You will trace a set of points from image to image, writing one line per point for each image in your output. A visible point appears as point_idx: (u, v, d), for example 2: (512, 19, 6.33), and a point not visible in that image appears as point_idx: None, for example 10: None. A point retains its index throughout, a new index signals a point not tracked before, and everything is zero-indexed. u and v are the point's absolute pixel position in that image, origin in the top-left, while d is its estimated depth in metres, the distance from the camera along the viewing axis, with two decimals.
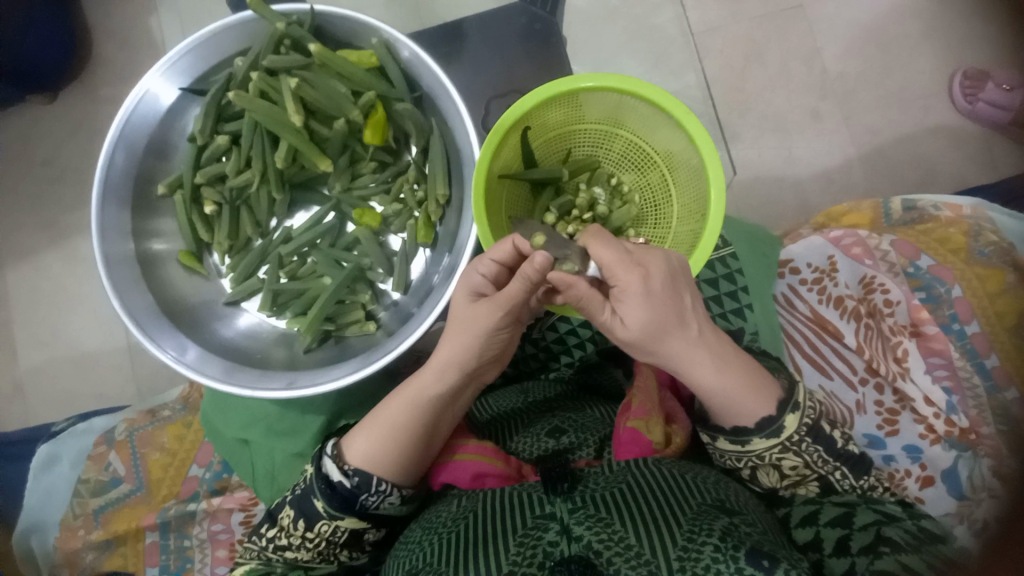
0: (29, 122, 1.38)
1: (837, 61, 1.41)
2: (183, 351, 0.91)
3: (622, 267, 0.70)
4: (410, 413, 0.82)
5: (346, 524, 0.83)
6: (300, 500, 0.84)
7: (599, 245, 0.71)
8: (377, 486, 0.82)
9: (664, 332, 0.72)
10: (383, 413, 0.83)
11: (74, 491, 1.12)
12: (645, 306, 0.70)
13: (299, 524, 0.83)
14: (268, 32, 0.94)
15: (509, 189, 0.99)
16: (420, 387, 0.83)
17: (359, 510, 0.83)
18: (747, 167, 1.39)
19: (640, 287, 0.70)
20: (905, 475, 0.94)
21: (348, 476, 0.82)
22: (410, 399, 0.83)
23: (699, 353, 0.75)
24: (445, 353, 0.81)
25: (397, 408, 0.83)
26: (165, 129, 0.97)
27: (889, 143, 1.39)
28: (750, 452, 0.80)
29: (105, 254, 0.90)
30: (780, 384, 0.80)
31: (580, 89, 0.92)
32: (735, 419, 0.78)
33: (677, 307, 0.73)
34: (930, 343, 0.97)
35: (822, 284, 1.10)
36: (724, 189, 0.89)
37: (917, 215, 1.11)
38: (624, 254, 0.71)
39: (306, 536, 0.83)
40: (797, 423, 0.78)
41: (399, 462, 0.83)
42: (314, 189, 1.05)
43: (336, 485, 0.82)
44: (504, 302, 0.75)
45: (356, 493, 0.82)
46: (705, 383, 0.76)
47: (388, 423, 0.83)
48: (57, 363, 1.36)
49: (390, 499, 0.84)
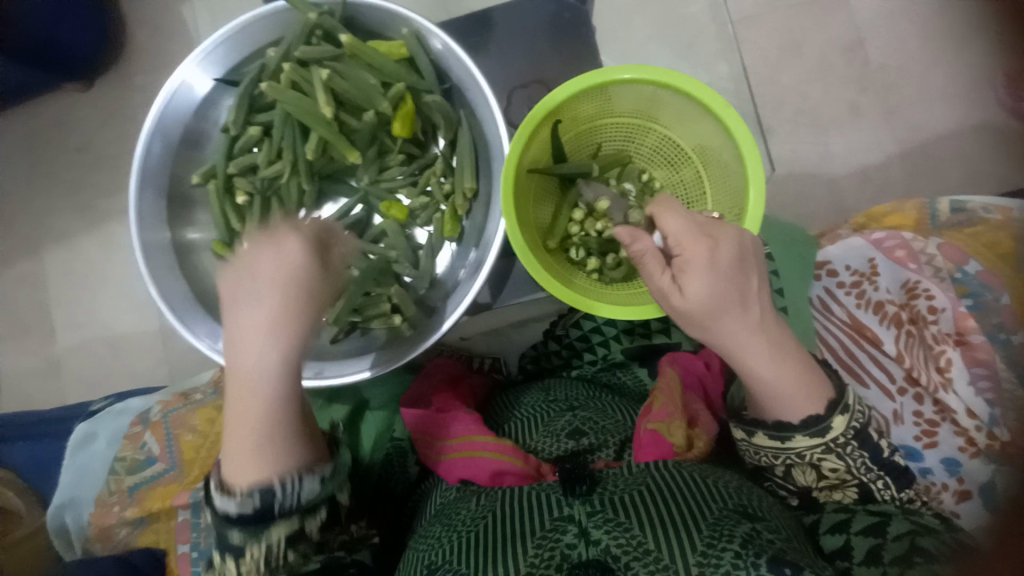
0: (67, 110, 1.42)
1: (881, 52, 1.34)
2: (216, 338, 0.94)
3: (691, 237, 0.73)
4: (259, 415, 0.76)
5: (274, 536, 0.78)
6: (223, 543, 0.80)
7: (670, 217, 0.76)
8: (284, 485, 0.77)
9: (721, 312, 0.72)
10: (239, 417, 0.77)
11: (112, 468, 1.16)
12: (710, 280, 0.71)
13: (233, 560, 0.79)
14: (301, 23, 0.95)
15: (538, 184, 0.97)
16: (253, 387, 0.76)
17: (276, 515, 0.77)
18: (782, 163, 1.33)
19: (706, 259, 0.72)
20: (941, 488, 0.91)
21: (245, 500, 0.76)
22: (261, 397, 0.76)
23: (753, 338, 0.73)
24: (256, 345, 0.75)
25: (247, 413, 0.76)
26: (199, 120, 0.99)
27: (936, 140, 1.32)
28: (790, 450, 0.77)
29: (143, 243, 0.92)
30: (833, 385, 0.77)
31: (615, 81, 0.89)
32: (781, 412, 0.76)
33: (741, 288, 0.73)
34: (974, 353, 0.91)
35: (861, 288, 1.07)
36: (762, 189, 0.86)
37: (967, 218, 1.05)
38: (692, 227, 0.75)
39: (241, 571, 0.79)
40: (847, 425, 0.75)
41: (295, 453, 0.79)
42: (343, 180, 1.05)
43: (237, 514, 0.76)
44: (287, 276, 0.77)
45: (266, 509, 0.77)
46: (753, 369, 0.75)
47: (250, 429, 0.76)
48: (93, 343, 1.41)
49: (303, 480, 0.78)
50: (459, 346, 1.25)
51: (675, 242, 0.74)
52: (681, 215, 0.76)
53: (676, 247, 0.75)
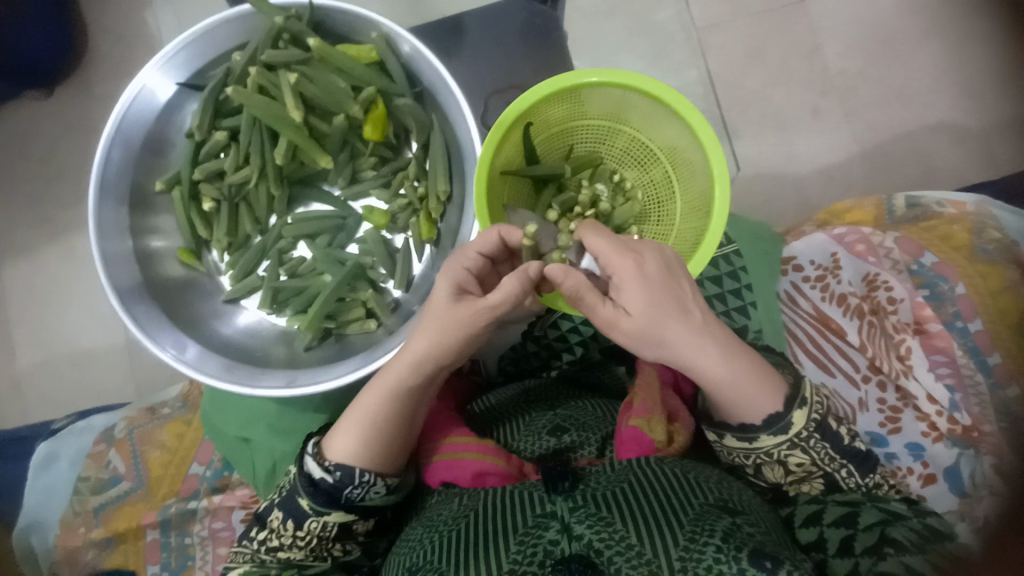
0: (21, 118, 1.36)
1: (840, 56, 1.40)
2: (183, 349, 0.91)
3: (616, 254, 0.72)
4: (383, 402, 0.81)
5: (334, 519, 0.82)
6: (287, 499, 0.82)
7: (595, 238, 0.74)
8: (360, 478, 0.80)
9: (665, 317, 0.71)
10: (364, 404, 0.82)
11: (74, 489, 1.11)
12: (645, 291, 0.71)
13: (289, 524, 0.82)
14: (266, 27, 0.93)
15: (511, 186, 0.99)
16: (393, 385, 0.81)
17: (345, 503, 0.81)
18: (749, 164, 1.38)
19: (638, 271, 0.71)
20: (907, 472, 0.95)
21: (329, 472, 0.80)
22: (390, 396, 0.81)
23: (699, 343, 0.73)
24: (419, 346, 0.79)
25: (379, 395, 0.81)
26: (162, 126, 0.96)
27: (892, 140, 1.38)
28: (758, 450, 0.80)
29: (103, 251, 0.89)
30: (787, 380, 0.79)
31: (583, 84, 0.91)
32: (745, 416, 0.77)
33: (676, 294, 0.72)
34: (934, 341, 0.97)
35: (825, 282, 1.09)
36: (728, 186, 0.88)
37: (921, 213, 1.11)
38: (615, 243, 0.73)
39: (297, 535, 0.82)
40: (806, 420, 0.77)
41: (384, 452, 0.82)
42: (313, 185, 1.04)
43: (319, 482, 0.80)
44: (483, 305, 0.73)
45: (341, 486, 0.80)
46: (704, 374, 0.75)
47: (367, 414, 0.81)
48: (56, 358, 1.35)
49: (376, 489, 0.82)
50: None
51: (605, 265, 0.73)
52: (604, 233, 0.75)
53: (607, 269, 0.73)
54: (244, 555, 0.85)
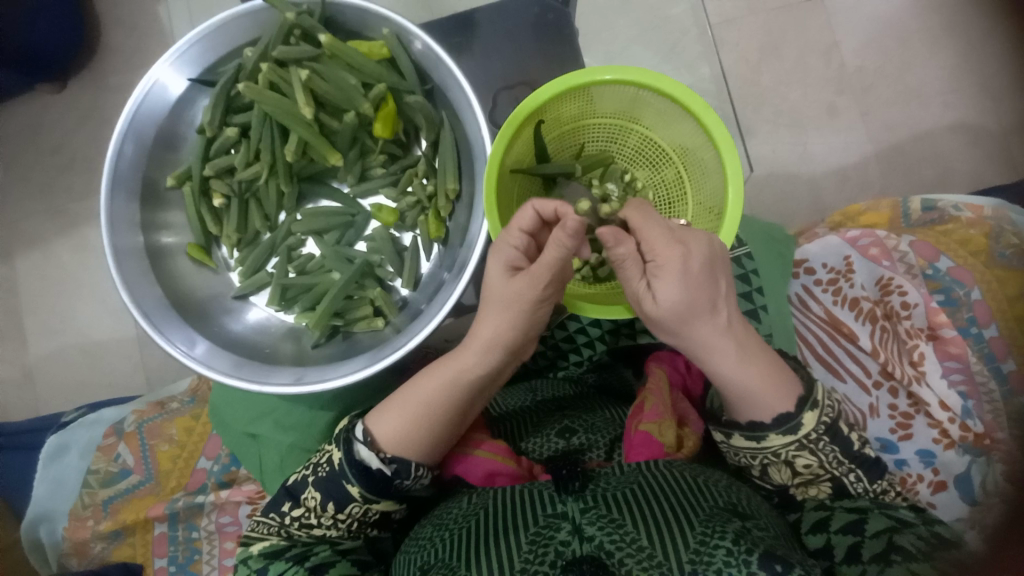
0: (38, 111, 1.37)
1: (856, 56, 1.38)
2: (192, 345, 0.91)
3: (663, 243, 0.70)
4: (448, 392, 0.82)
5: (379, 506, 0.82)
6: (326, 482, 0.80)
7: (644, 221, 0.73)
8: (414, 471, 0.81)
9: (691, 315, 0.72)
10: (429, 398, 0.82)
11: (84, 482, 1.12)
12: (682, 285, 0.70)
13: (328, 506, 0.80)
14: (278, 23, 0.93)
15: (521, 184, 0.98)
16: (454, 369, 0.82)
17: (393, 492, 0.81)
18: (762, 163, 1.36)
19: (677, 264, 0.70)
20: (916, 480, 0.94)
21: (386, 463, 0.79)
22: (449, 378, 0.82)
23: (721, 340, 0.74)
24: (498, 344, 0.80)
25: (443, 389, 0.82)
26: (173, 121, 0.96)
27: (907, 141, 1.36)
28: (765, 449, 0.79)
29: (114, 247, 0.89)
30: (802, 380, 0.78)
31: (595, 82, 0.90)
32: (751, 414, 0.77)
33: (712, 293, 0.72)
34: (948, 347, 0.96)
35: (838, 285, 1.08)
36: (742, 187, 0.87)
37: (937, 215, 1.09)
38: (666, 232, 0.72)
39: (336, 517, 0.81)
40: (815, 421, 0.76)
41: (433, 446, 0.82)
42: (323, 182, 1.04)
43: (373, 471, 0.79)
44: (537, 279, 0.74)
45: (393, 478, 0.80)
46: (722, 370, 0.76)
47: (423, 402, 0.81)
48: (67, 351, 1.36)
49: (421, 481, 0.83)
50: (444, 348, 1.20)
51: (648, 248, 0.72)
52: (653, 221, 0.73)
53: (648, 253, 0.72)
54: (271, 528, 0.83)
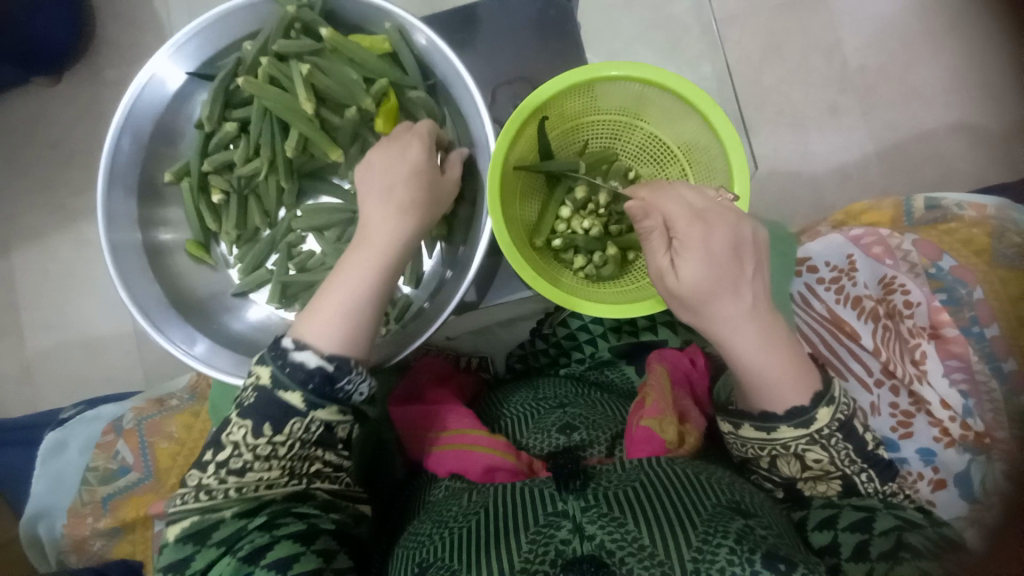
0: (33, 105, 1.35)
1: (859, 54, 1.37)
2: (193, 343, 0.91)
3: (685, 220, 0.76)
4: (355, 290, 0.75)
5: (322, 417, 0.71)
6: (259, 403, 0.71)
7: (669, 202, 0.79)
8: (354, 368, 0.72)
9: (713, 293, 0.74)
10: (338, 290, 0.75)
11: (83, 479, 1.11)
12: (704, 259, 0.74)
13: (263, 429, 0.70)
14: (278, 16, 0.91)
15: (524, 180, 0.97)
16: (347, 274, 0.77)
17: (338, 398, 0.72)
18: (764, 161, 1.35)
19: (699, 241, 0.74)
20: (917, 478, 0.93)
21: (325, 359, 0.70)
22: (353, 278, 0.76)
23: (742, 324, 0.75)
24: (392, 227, 0.80)
25: (350, 281, 0.76)
26: (171, 116, 0.95)
27: (909, 140, 1.36)
28: (774, 441, 0.79)
29: (113, 243, 0.88)
30: (821, 376, 0.78)
31: (601, 78, 0.89)
32: (763, 403, 0.77)
33: (737, 272, 0.74)
34: (950, 346, 0.95)
35: (840, 283, 1.09)
36: (747, 188, 0.87)
37: (941, 215, 1.09)
38: (688, 212, 0.77)
39: (275, 442, 0.71)
40: (831, 417, 0.77)
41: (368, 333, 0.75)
42: (323, 179, 1.03)
43: (306, 370, 0.70)
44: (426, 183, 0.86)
45: (334, 377, 0.71)
46: (741, 357, 0.76)
47: (338, 290, 0.75)
48: (64, 348, 1.34)
49: (369, 385, 0.74)
50: (444, 346, 1.22)
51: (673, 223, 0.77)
52: (680, 202, 0.79)
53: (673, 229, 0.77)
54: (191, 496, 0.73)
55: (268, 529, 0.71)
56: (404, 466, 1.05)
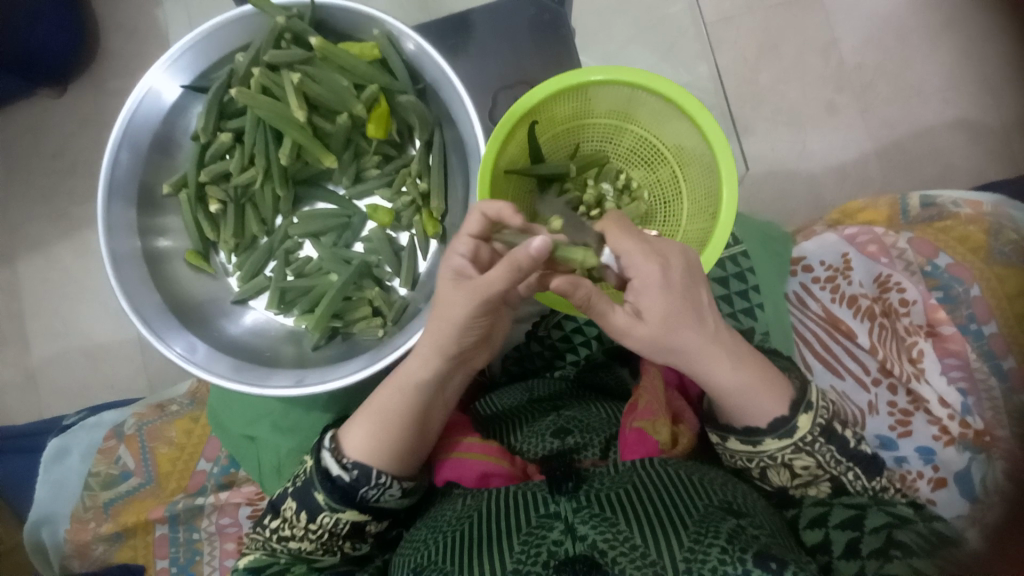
0: (39, 116, 1.38)
1: (855, 52, 1.37)
2: (192, 348, 0.92)
3: (642, 256, 0.71)
4: (402, 399, 0.81)
5: (347, 517, 0.81)
6: (301, 490, 0.82)
7: (623, 238, 0.73)
8: (376, 478, 0.80)
9: (679, 326, 0.71)
10: (382, 396, 0.82)
11: (85, 484, 1.13)
12: (664, 298, 0.70)
13: (302, 516, 0.81)
14: (269, 27, 0.93)
15: (515, 185, 0.97)
16: (403, 376, 0.81)
17: (360, 502, 0.81)
18: (760, 161, 1.36)
19: (657, 277, 0.70)
20: (916, 477, 0.92)
21: (346, 470, 0.80)
22: (405, 382, 0.81)
23: (710, 351, 0.74)
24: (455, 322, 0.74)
25: (385, 405, 0.81)
26: (169, 127, 0.97)
27: (907, 137, 1.35)
28: (762, 452, 0.79)
29: (112, 252, 0.90)
30: (793, 385, 0.78)
31: (588, 82, 0.90)
32: (747, 419, 0.77)
33: (693, 303, 0.72)
34: (947, 344, 0.95)
35: (836, 282, 1.07)
36: (736, 187, 0.88)
37: (936, 213, 1.08)
38: (644, 245, 0.72)
39: (310, 527, 0.81)
40: (811, 423, 0.77)
41: (402, 453, 0.81)
42: (319, 185, 1.05)
43: (336, 479, 0.80)
44: (482, 291, 0.69)
45: (355, 487, 0.80)
46: (718, 382, 0.75)
47: (385, 406, 0.81)
48: (69, 355, 1.37)
49: (391, 492, 0.82)
50: None
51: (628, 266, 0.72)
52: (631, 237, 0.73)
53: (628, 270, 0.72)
54: (257, 541, 0.86)
55: (312, 565, 0.85)
56: None
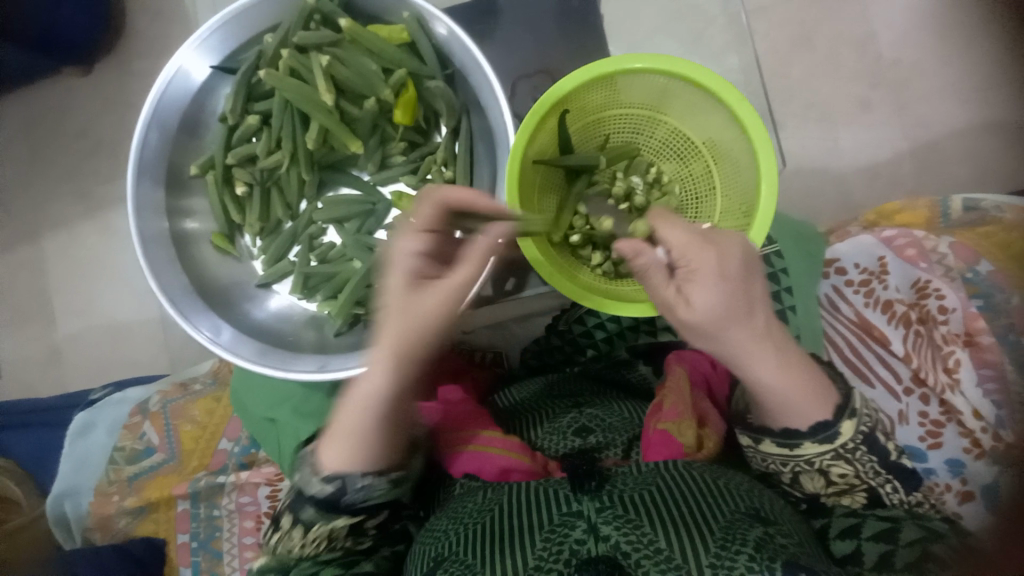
0: (63, 95, 1.39)
1: (896, 45, 1.31)
2: (218, 331, 0.92)
3: (698, 246, 0.73)
4: (364, 410, 0.74)
5: (339, 522, 0.82)
6: (295, 501, 0.84)
7: (672, 228, 0.76)
8: (359, 484, 0.79)
9: (732, 320, 0.70)
10: (348, 406, 0.76)
11: (110, 459, 1.15)
12: (722, 287, 0.70)
13: (297, 528, 0.83)
14: (299, 7, 0.92)
15: (543, 175, 0.96)
16: (364, 384, 0.74)
17: (347, 507, 0.81)
18: (791, 157, 1.31)
19: (715, 267, 0.71)
20: (944, 489, 0.89)
21: (326, 483, 0.79)
22: (368, 389, 0.74)
23: (760, 348, 0.73)
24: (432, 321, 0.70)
25: (349, 423, 0.76)
26: (196, 108, 0.96)
27: (946, 136, 1.29)
28: (799, 457, 0.78)
29: (141, 233, 0.90)
30: (839, 389, 0.77)
31: (624, 70, 0.87)
32: (788, 421, 0.76)
33: (749, 297, 0.72)
34: (983, 354, 0.90)
35: (870, 287, 1.05)
36: (775, 184, 0.85)
37: (978, 217, 1.04)
38: (696, 238, 0.75)
39: (307, 535, 0.83)
40: (854, 431, 0.75)
41: (382, 454, 0.78)
42: (343, 170, 1.04)
43: (316, 492, 0.80)
44: (448, 291, 0.70)
45: (339, 494, 0.80)
46: (763, 380, 0.74)
47: (350, 416, 0.76)
48: (94, 331, 1.39)
49: (376, 488, 0.81)
50: (460, 341, 1.20)
51: (680, 255, 0.73)
52: (683, 228, 0.76)
53: (681, 260, 0.74)
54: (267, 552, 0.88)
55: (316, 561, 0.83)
56: None
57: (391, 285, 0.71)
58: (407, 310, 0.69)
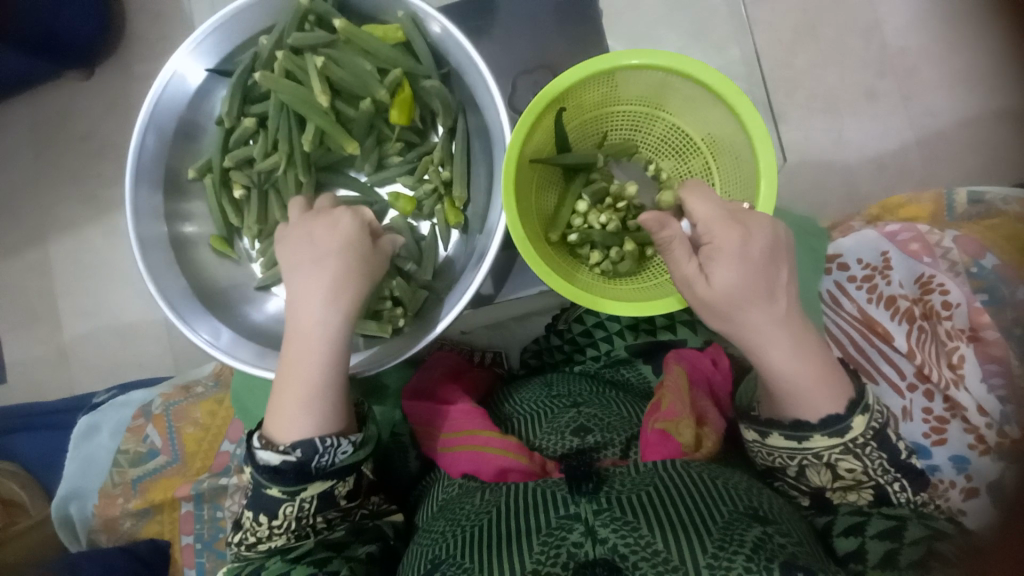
0: (66, 97, 1.40)
1: (901, 35, 1.29)
2: (217, 334, 0.93)
3: (724, 224, 0.75)
4: (327, 351, 0.81)
5: (309, 493, 0.79)
6: (253, 498, 0.80)
7: (700, 204, 0.78)
8: (321, 445, 0.77)
9: (747, 300, 0.73)
10: (305, 360, 0.81)
11: (114, 461, 1.16)
12: (740, 266, 0.73)
13: (261, 517, 0.80)
14: (293, 9, 0.92)
15: (541, 174, 0.95)
16: (297, 333, 0.82)
17: (315, 474, 0.78)
18: (795, 150, 1.30)
19: (736, 247, 0.74)
20: (949, 485, 0.88)
21: (287, 452, 0.76)
22: (300, 334, 0.82)
23: (777, 332, 0.74)
24: (315, 269, 0.83)
25: (300, 372, 0.80)
26: (193, 112, 0.96)
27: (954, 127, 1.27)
28: (807, 450, 0.76)
29: (140, 237, 0.91)
30: (854, 385, 0.76)
31: (621, 67, 0.86)
32: (796, 411, 0.75)
33: (770, 279, 0.74)
34: (989, 349, 0.90)
35: (873, 282, 1.04)
36: (774, 179, 0.83)
37: (984, 209, 1.03)
38: (723, 214, 0.77)
39: (273, 525, 0.80)
40: (865, 426, 0.75)
41: (343, 410, 0.81)
42: (341, 171, 1.03)
43: (279, 467, 0.76)
44: (347, 244, 0.85)
45: (304, 462, 0.77)
46: (775, 365, 0.75)
47: (311, 367, 0.80)
48: (99, 334, 1.40)
49: (341, 450, 0.79)
50: (459, 340, 1.22)
51: (704, 229, 0.76)
52: (712, 204, 0.78)
53: (705, 235, 0.77)
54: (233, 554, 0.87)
55: (285, 557, 0.84)
56: (418, 459, 1.06)
57: (282, 260, 0.87)
58: (303, 265, 0.84)
